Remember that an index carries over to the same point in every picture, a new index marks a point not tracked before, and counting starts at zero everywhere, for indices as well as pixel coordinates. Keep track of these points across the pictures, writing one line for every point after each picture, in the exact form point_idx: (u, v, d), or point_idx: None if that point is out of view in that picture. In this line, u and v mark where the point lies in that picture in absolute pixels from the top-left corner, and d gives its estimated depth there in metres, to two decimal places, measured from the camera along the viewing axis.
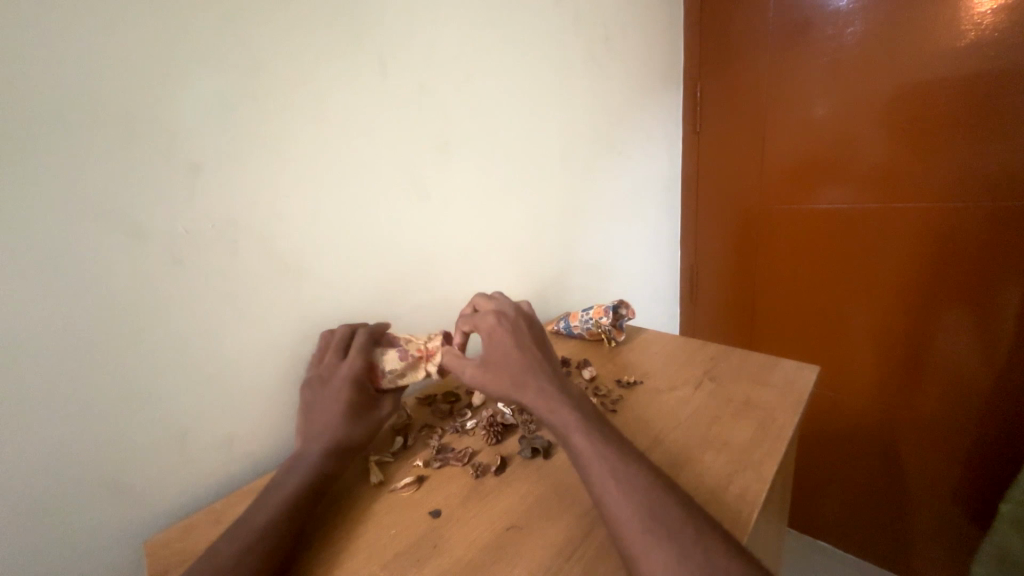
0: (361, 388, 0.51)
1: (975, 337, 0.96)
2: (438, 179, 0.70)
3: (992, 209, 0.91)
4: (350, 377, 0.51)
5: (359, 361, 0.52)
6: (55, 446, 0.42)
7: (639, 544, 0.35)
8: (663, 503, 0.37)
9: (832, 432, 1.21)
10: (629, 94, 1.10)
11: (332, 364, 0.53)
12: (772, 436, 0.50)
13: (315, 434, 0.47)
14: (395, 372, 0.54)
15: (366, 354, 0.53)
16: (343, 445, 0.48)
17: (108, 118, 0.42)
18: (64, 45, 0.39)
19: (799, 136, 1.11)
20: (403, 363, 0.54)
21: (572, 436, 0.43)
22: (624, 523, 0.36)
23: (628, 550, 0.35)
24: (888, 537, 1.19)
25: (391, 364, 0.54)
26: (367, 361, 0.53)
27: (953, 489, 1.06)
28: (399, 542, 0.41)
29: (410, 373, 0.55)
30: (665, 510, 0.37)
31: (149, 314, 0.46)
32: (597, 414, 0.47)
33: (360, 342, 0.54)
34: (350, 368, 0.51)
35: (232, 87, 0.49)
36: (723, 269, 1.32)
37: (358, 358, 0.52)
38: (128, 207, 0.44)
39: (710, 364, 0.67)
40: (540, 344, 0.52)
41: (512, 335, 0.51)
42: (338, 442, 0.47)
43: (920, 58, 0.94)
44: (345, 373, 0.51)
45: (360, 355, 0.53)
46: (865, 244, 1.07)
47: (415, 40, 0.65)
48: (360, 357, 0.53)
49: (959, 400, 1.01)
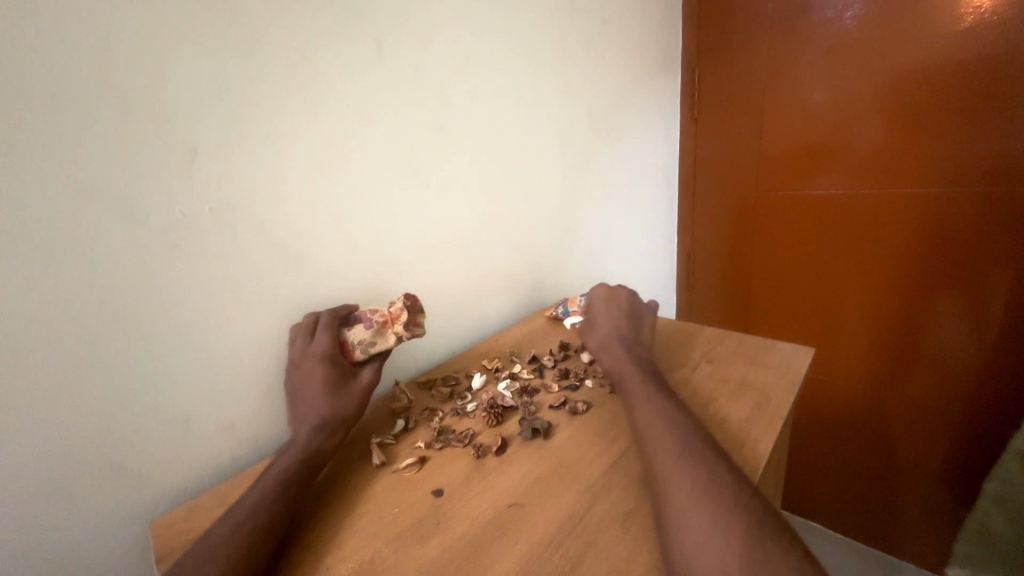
0: (335, 362, 0.51)
1: (966, 323, 0.98)
2: (436, 163, 0.70)
3: (986, 196, 0.92)
4: (322, 354, 0.51)
5: (326, 338, 0.52)
6: (58, 432, 0.42)
7: (673, 480, 0.40)
8: (685, 463, 0.41)
9: (826, 416, 1.22)
10: (626, 79, 1.09)
11: (304, 347, 0.53)
12: (768, 414, 0.51)
13: (303, 417, 0.48)
14: (364, 342, 0.53)
15: (334, 332, 0.53)
16: (332, 420, 0.48)
17: (98, 96, 0.41)
18: (51, 21, 0.38)
19: (796, 122, 1.11)
20: (369, 332, 0.53)
21: (629, 383, 0.54)
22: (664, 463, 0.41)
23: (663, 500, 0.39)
24: (878, 518, 1.21)
25: (358, 336, 0.53)
26: (336, 337, 0.53)
27: (940, 469, 1.08)
28: (401, 519, 0.42)
29: (380, 340, 0.53)
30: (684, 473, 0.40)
31: (146, 297, 0.46)
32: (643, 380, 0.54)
33: (325, 321, 0.54)
34: (320, 346, 0.52)
35: (220, 63, 0.48)
36: (719, 255, 1.33)
37: (326, 336, 0.52)
38: (119, 187, 0.43)
39: (707, 346, 0.68)
40: (634, 319, 0.68)
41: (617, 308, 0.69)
42: (323, 420, 0.48)
43: (920, 42, 0.93)
44: (317, 351, 0.52)
45: (327, 332, 0.53)
46: (862, 229, 1.07)
47: (411, 21, 0.64)
48: (328, 334, 0.53)
49: (949, 384, 1.03)
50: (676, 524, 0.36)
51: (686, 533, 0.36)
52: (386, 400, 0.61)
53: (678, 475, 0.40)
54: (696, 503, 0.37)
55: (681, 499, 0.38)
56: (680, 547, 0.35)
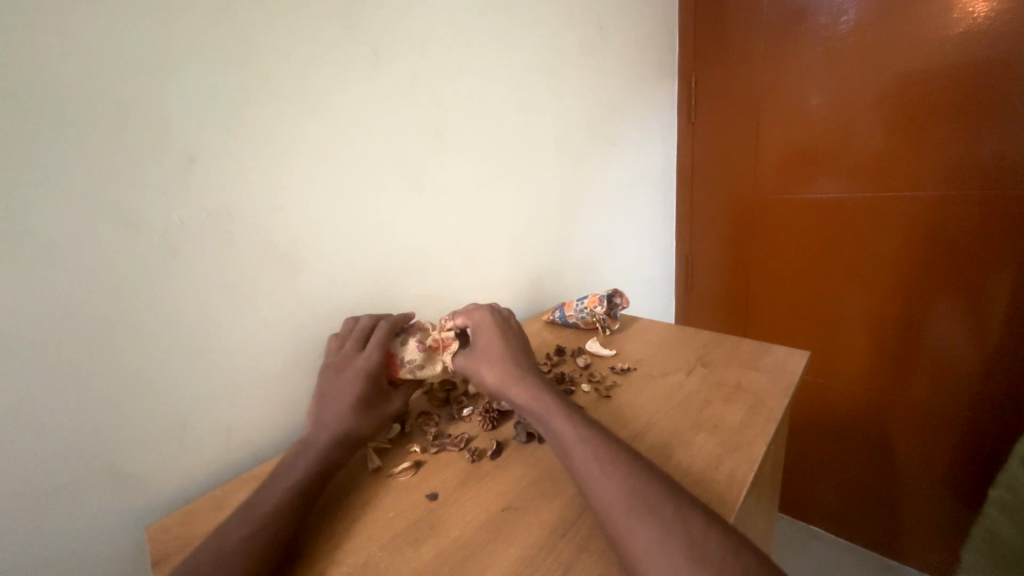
0: (375, 380, 0.52)
1: (966, 325, 0.98)
2: (433, 169, 0.71)
3: (983, 199, 0.92)
4: (367, 369, 0.51)
5: (377, 355, 0.52)
6: (57, 438, 0.42)
7: (617, 523, 0.36)
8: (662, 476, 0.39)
9: (826, 419, 1.22)
10: (623, 84, 1.10)
11: (351, 354, 0.53)
12: (763, 418, 0.51)
13: (327, 424, 0.48)
14: (414, 363, 0.54)
15: (386, 347, 0.54)
16: (353, 437, 0.48)
17: (99, 109, 0.42)
18: (56, 36, 0.39)
19: (795, 127, 1.12)
20: (421, 354, 0.54)
21: (553, 422, 0.45)
22: (606, 500, 0.38)
23: (613, 530, 0.36)
24: (880, 522, 1.20)
25: (411, 354, 0.54)
26: (385, 354, 0.53)
27: (942, 473, 1.08)
28: (396, 523, 0.42)
29: (428, 365, 0.54)
30: (641, 491, 0.38)
31: (145, 304, 0.46)
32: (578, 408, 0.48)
33: (381, 335, 0.54)
34: (368, 361, 0.52)
35: (222, 75, 0.49)
36: (719, 259, 1.33)
37: (376, 353, 0.52)
38: (118, 196, 0.44)
39: (704, 350, 0.68)
40: (507, 328, 0.56)
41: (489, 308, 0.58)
42: (347, 433, 0.48)
43: (915, 46, 0.94)
44: (363, 365, 0.51)
45: (378, 348, 0.53)
46: (861, 232, 1.07)
47: (409, 30, 0.65)
48: (380, 350, 0.53)
49: (951, 387, 1.02)
50: (639, 546, 0.35)
51: (653, 554, 0.34)
52: None
53: (635, 498, 0.37)
54: (661, 524, 0.36)
55: (641, 522, 0.36)
56: (649, 571, 0.34)
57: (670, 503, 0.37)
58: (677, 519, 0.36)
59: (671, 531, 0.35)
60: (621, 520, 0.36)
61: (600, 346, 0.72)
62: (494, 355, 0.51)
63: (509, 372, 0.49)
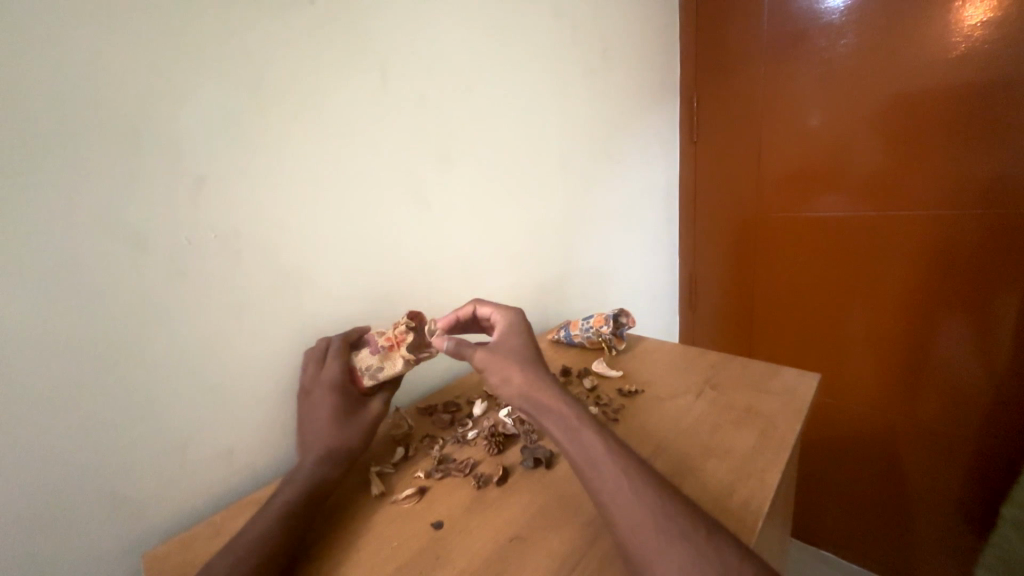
0: (343, 393, 0.52)
1: (973, 345, 0.97)
2: (439, 188, 0.71)
3: (985, 218, 0.92)
4: (332, 383, 0.52)
5: (337, 366, 0.53)
6: (55, 463, 0.41)
7: (639, 550, 0.36)
8: (675, 505, 0.38)
9: (834, 439, 1.20)
10: (626, 104, 1.11)
11: (315, 375, 0.53)
12: (775, 443, 0.50)
13: (311, 445, 0.48)
14: (371, 368, 0.52)
15: (344, 359, 0.54)
16: (339, 452, 0.48)
17: (113, 134, 0.43)
18: (74, 65, 0.40)
19: (795, 147, 1.13)
20: (375, 357, 0.52)
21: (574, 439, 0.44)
22: (628, 524, 0.37)
23: (636, 556, 0.36)
24: (893, 548, 1.17)
25: (366, 361, 0.52)
26: (347, 363, 0.53)
27: (956, 497, 1.05)
28: (401, 553, 0.41)
29: (387, 364, 0.52)
30: (658, 522, 0.37)
31: (151, 325, 0.46)
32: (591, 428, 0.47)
33: (335, 348, 0.54)
34: (330, 376, 0.52)
35: (234, 98, 0.50)
36: (722, 277, 1.33)
37: (337, 364, 0.53)
38: (127, 218, 0.44)
39: (712, 371, 0.68)
40: (528, 332, 0.55)
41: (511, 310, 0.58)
42: (333, 450, 0.48)
43: (913, 68, 0.95)
44: (327, 381, 0.52)
45: (337, 360, 0.53)
46: (864, 251, 1.07)
47: (417, 54, 0.66)
48: (338, 362, 0.53)
49: (960, 407, 1.00)
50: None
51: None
52: (385, 426, 0.60)
53: (654, 525, 0.37)
54: (680, 563, 0.34)
55: (661, 561, 0.35)
56: None
57: (684, 534, 0.36)
58: (692, 551, 0.35)
59: (690, 569, 0.34)
60: (644, 545, 0.36)
61: (607, 367, 0.71)
62: (520, 358, 0.49)
63: (534, 377, 0.47)
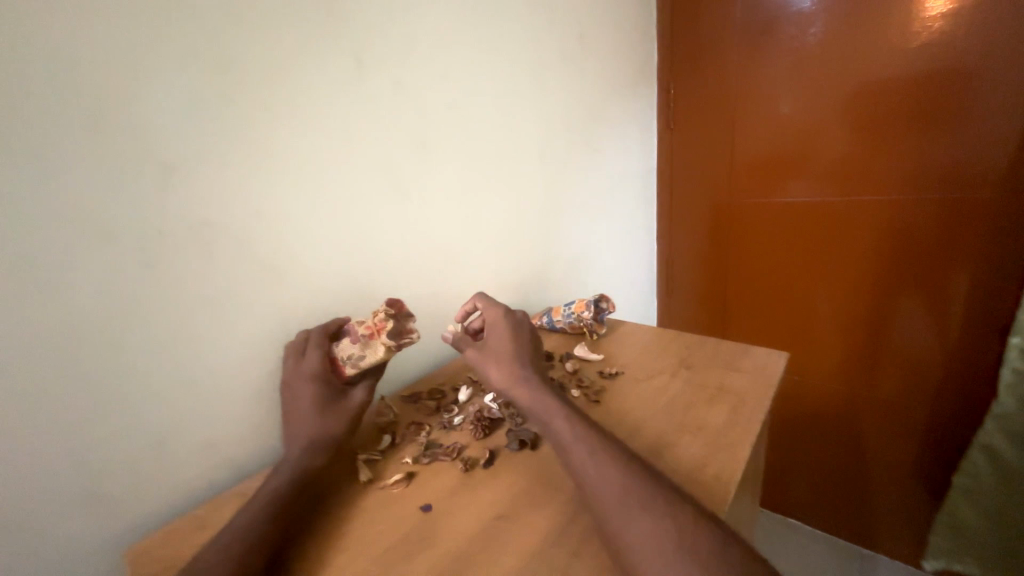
0: (325, 381, 0.51)
1: (927, 322, 1.03)
2: (417, 175, 0.71)
3: (941, 202, 0.98)
4: (313, 373, 0.51)
5: (317, 357, 0.52)
6: (28, 464, 0.40)
7: (621, 525, 0.37)
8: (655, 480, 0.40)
9: (802, 415, 1.26)
10: (604, 91, 1.11)
11: (296, 365, 0.53)
12: (746, 419, 0.53)
13: (295, 434, 0.48)
14: (353, 356, 0.52)
15: (325, 349, 0.53)
16: (325, 441, 0.48)
17: (74, 120, 0.41)
18: (32, 49, 0.38)
19: (767, 132, 1.16)
20: (356, 346, 0.52)
21: (559, 422, 0.45)
22: (611, 501, 0.38)
23: (617, 530, 0.37)
24: (854, 513, 1.25)
25: (347, 350, 0.52)
26: (327, 353, 0.53)
27: (910, 463, 1.12)
28: (390, 536, 0.41)
29: (369, 352, 0.52)
30: (639, 496, 0.38)
31: (124, 319, 0.45)
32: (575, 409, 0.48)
33: (315, 338, 0.54)
34: (311, 366, 0.52)
35: (202, 83, 0.48)
36: (698, 261, 1.36)
37: (316, 355, 0.52)
38: (94, 208, 0.42)
39: (688, 352, 0.70)
40: (519, 329, 0.55)
41: (508, 308, 0.58)
42: (318, 439, 0.47)
43: (880, 56, 0.98)
44: (308, 371, 0.51)
45: (317, 350, 0.53)
46: (831, 234, 1.12)
47: (393, 39, 0.65)
48: (319, 352, 0.52)
49: (915, 381, 1.07)
50: (643, 556, 0.35)
51: (655, 562, 0.35)
52: (371, 415, 0.60)
53: (635, 499, 0.38)
54: (663, 531, 0.36)
55: (643, 533, 0.36)
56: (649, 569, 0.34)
57: (664, 507, 0.38)
58: (671, 521, 0.37)
59: (671, 538, 0.36)
60: (625, 520, 0.37)
61: (588, 351, 0.72)
62: (502, 355, 0.51)
63: (514, 372, 0.49)
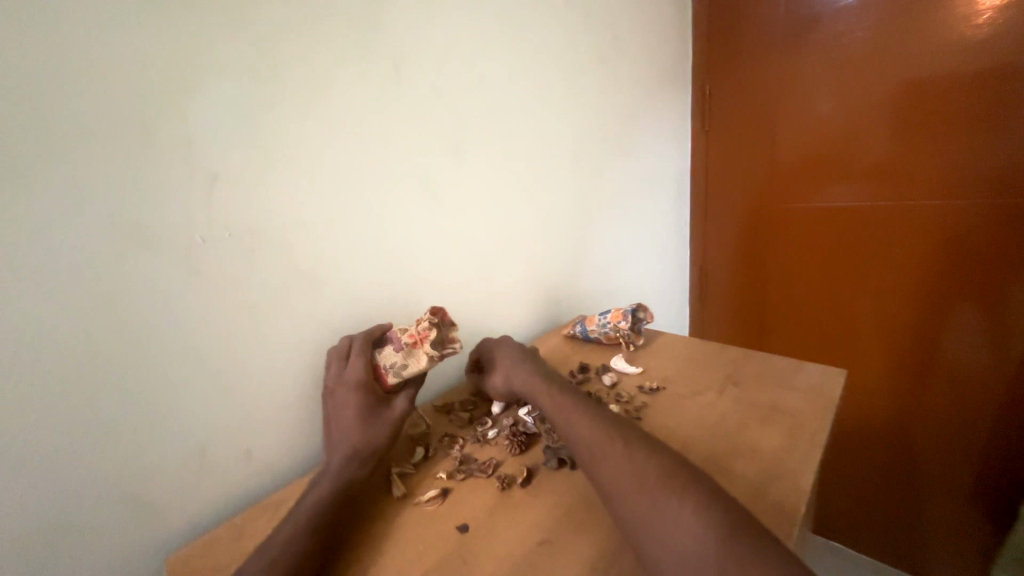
0: (368, 390, 0.50)
1: (986, 335, 0.95)
2: (452, 181, 0.70)
3: (1001, 207, 0.90)
4: (356, 382, 0.50)
5: (360, 365, 0.51)
6: (74, 468, 0.41)
7: (676, 560, 0.34)
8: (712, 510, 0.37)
9: (846, 433, 1.19)
10: (638, 94, 1.08)
11: (339, 372, 0.52)
12: (806, 443, 0.49)
13: (338, 444, 0.47)
14: (395, 365, 0.51)
15: (368, 357, 0.52)
16: (366, 453, 0.47)
17: (124, 130, 0.41)
18: (88, 62, 0.39)
19: (806, 135, 1.10)
20: (399, 355, 0.51)
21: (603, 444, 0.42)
22: (664, 533, 0.36)
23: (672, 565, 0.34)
24: (907, 540, 1.15)
25: (390, 358, 0.52)
26: (370, 361, 0.52)
27: (969, 487, 1.04)
28: (427, 557, 0.40)
29: (411, 362, 0.51)
30: (696, 526, 0.35)
31: (168, 326, 0.45)
32: (619, 430, 0.46)
33: (359, 345, 0.53)
34: (355, 374, 0.51)
35: (245, 92, 0.48)
36: (733, 268, 1.30)
37: (360, 363, 0.51)
38: (142, 217, 0.43)
39: (734, 367, 0.66)
40: (503, 346, 0.64)
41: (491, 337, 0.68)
42: (360, 451, 0.47)
43: (932, 52, 0.92)
44: (352, 379, 0.51)
45: (361, 358, 0.52)
46: (876, 241, 1.05)
47: (429, 45, 0.64)
48: (363, 360, 0.52)
49: (973, 399, 0.99)
50: None
51: None
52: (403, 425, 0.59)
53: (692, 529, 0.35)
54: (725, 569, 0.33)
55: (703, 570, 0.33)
56: None
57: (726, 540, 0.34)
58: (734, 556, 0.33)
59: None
60: (681, 555, 0.34)
61: (626, 363, 0.69)
62: (503, 372, 0.60)
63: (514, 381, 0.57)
